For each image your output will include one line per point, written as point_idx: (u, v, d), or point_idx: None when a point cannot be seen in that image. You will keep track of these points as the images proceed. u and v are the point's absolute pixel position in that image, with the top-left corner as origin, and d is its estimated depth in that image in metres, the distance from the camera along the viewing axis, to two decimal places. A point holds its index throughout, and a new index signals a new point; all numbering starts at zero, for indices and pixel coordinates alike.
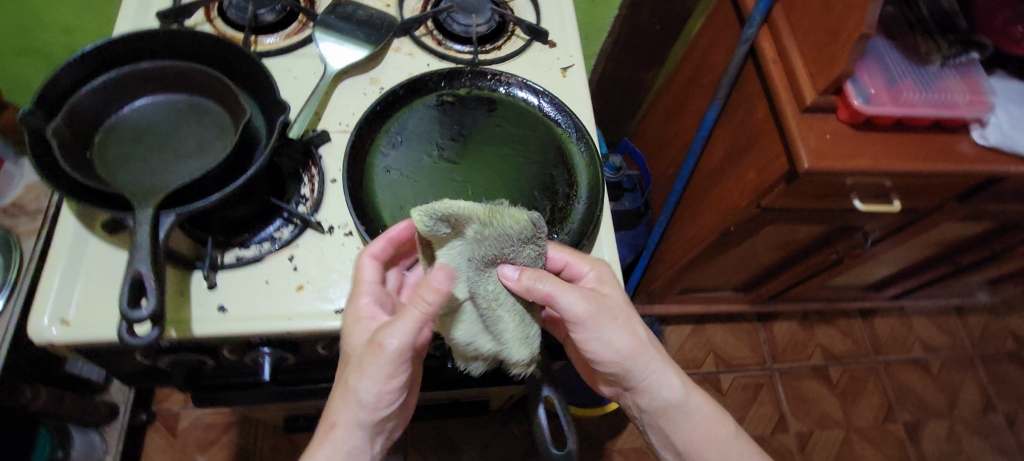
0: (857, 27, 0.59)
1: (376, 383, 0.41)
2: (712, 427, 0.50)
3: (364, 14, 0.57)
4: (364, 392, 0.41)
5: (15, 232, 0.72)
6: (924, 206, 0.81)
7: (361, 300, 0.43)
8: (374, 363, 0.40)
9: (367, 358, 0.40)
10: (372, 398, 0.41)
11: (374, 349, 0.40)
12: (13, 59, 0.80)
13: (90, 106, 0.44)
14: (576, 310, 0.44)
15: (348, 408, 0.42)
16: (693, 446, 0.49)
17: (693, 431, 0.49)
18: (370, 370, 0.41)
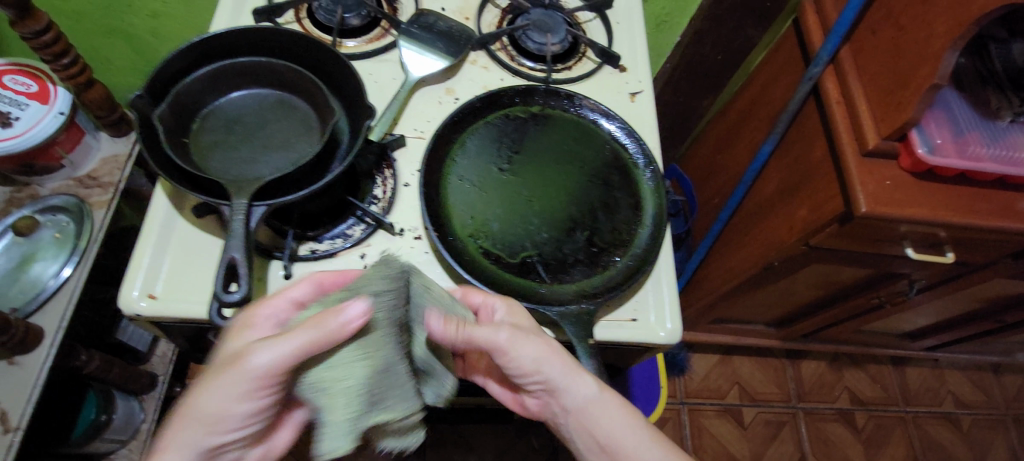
0: (929, 77, 0.59)
1: (232, 397, 0.39)
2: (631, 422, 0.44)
3: (444, 25, 0.58)
4: (218, 397, 0.38)
5: (88, 202, 0.76)
6: (976, 260, 0.80)
7: (269, 308, 0.41)
8: (235, 373, 0.38)
9: (226, 369, 0.38)
10: (217, 416, 0.39)
11: (237, 361, 0.38)
12: (97, 37, 0.83)
13: (191, 95, 0.47)
14: (495, 337, 0.42)
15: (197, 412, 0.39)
16: (612, 441, 0.44)
17: (614, 430, 0.44)
18: (224, 384, 0.38)
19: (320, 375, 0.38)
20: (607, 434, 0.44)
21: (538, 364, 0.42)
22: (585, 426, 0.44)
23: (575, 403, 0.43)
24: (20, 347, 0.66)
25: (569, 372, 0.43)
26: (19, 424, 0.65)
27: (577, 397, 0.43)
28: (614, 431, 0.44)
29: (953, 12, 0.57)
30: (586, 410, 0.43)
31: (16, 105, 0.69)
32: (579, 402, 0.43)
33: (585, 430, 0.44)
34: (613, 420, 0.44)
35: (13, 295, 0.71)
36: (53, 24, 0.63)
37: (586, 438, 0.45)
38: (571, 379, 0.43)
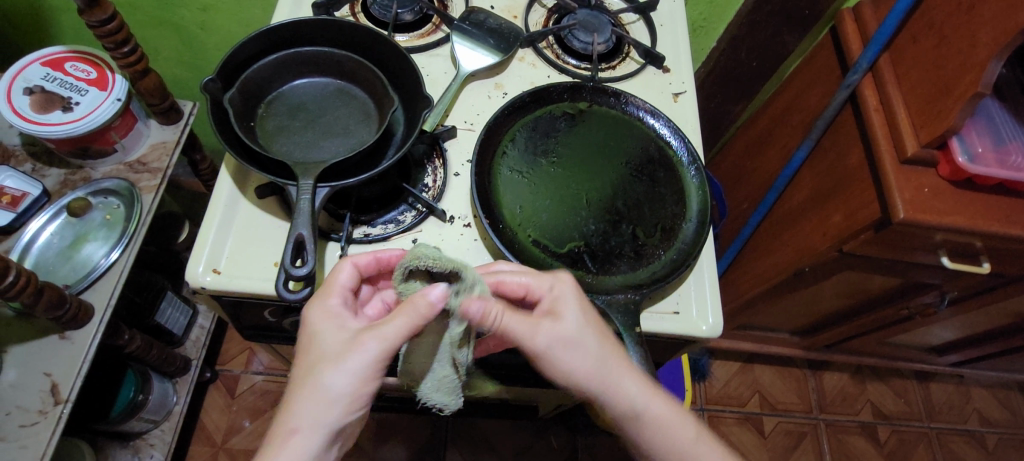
0: (972, 85, 0.60)
1: (347, 385, 0.40)
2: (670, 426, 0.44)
3: (494, 23, 0.60)
4: (327, 390, 0.40)
5: (138, 187, 0.77)
6: (1011, 272, 0.80)
7: (331, 299, 0.42)
8: (348, 353, 0.40)
9: (343, 355, 0.40)
10: (343, 396, 0.40)
11: (353, 346, 0.40)
12: (149, 29, 0.85)
13: (257, 81, 0.49)
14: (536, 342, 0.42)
15: (305, 403, 0.40)
16: (654, 444, 0.44)
17: (654, 437, 0.44)
18: (344, 365, 0.40)
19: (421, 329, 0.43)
20: (653, 442, 0.44)
21: (596, 373, 0.42)
22: (627, 430, 0.45)
23: (624, 414, 0.43)
24: (72, 322, 0.68)
25: (619, 382, 0.43)
26: (69, 397, 0.67)
27: (627, 408, 0.43)
28: (662, 443, 0.44)
29: (1000, 21, 0.57)
30: (634, 420, 0.43)
31: (76, 90, 0.70)
32: (629, 413, 0.43)
33: (631, 433, 0.45)
34: (658, 427, 0.44)
35: (64, 274, 0.74)
36: (117, 15, 0.65)
37: (632, 440, 0.45)
38: (622, 389, 0.43)
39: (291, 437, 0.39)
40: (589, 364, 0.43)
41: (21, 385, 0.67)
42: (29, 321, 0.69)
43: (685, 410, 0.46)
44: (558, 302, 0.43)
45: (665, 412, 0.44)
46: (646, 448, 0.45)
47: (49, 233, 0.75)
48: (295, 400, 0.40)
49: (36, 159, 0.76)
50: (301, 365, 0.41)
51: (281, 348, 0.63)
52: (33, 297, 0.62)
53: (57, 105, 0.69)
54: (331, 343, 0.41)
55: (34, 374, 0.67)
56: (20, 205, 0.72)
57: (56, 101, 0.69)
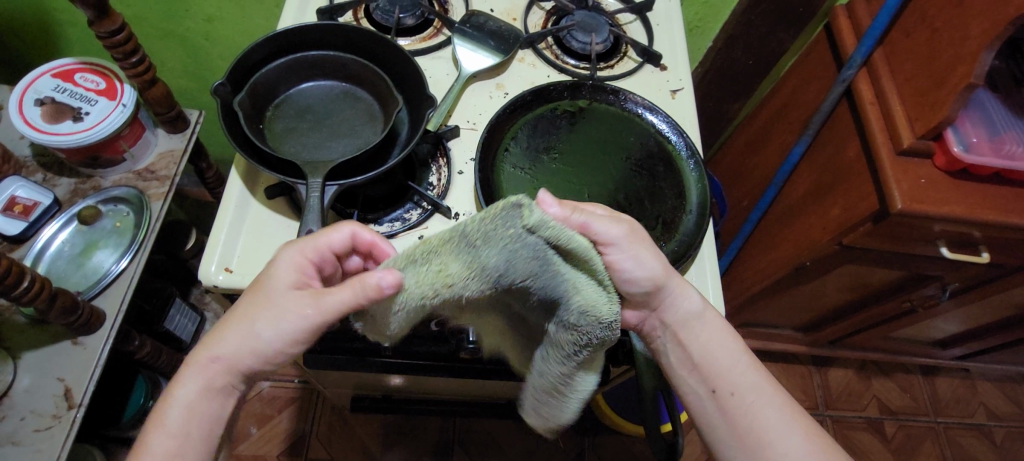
0: (964, 76, 0.61)
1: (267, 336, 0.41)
2: (721, 342, 0.49)
3: (494, 25, 0.61)
4: (255, 335, 0.41)
5: (147, 195, 0.79)
6: (1010, 262, 0.80)
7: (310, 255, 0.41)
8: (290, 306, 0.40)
9: (280, 310, 0.40)
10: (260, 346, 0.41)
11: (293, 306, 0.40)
12: (155, 40, 0.87)
13: (266, 85, 0.50)
14: (610, 234, 0.44)
15: (235, 330, 0.42)
16: (706, 355, 0.49)
17: (709, 342, 0.49)
18: (279, 319, 0.40)
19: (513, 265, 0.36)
20: (706, 349, 0.49)
21: (663, 277, 0.47)
22: (684, 339, 0.49)
23: (685, 314, 0.49)
24: (84, 328, 0.69)
25: (682, 287, 0.48)
26: (82, 401, 0.68)
27: (689, 309, 0.49)
28: (713, 350, 0.49)
29: (991, 13, 0.58)
30: (692, 322, 0.49)
31: (86, 101, 0.71)
32: (691, 312, 0.49)
33: (686, 339, 0.49)
34: (711, 334, 0.49)
35: (75, 281, 0.76)
36: (126, 25, 0.66)
37: (685, 351, 0.50)
38: (686, 294, 0.49)
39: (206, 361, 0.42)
40: (652, 268, 0.46)
41: (35, 390, 0.68)
42: (42, 327, 0.71)
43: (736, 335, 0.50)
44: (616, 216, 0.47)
45: (716, 325, 0.50)
46: (701, 356, 0.49)
47: (60, 240, 0.77)
48: (226, 324, 0.42)
49: (46, 169, 0.78)
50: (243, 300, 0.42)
51: None
52: (46, 302, 0.63)
53: (68, 115, 0.71)
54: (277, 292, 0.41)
55: (47, 379, 0.69)
56: (31, 214, 0.73)
57: (67, 111, 0.71)
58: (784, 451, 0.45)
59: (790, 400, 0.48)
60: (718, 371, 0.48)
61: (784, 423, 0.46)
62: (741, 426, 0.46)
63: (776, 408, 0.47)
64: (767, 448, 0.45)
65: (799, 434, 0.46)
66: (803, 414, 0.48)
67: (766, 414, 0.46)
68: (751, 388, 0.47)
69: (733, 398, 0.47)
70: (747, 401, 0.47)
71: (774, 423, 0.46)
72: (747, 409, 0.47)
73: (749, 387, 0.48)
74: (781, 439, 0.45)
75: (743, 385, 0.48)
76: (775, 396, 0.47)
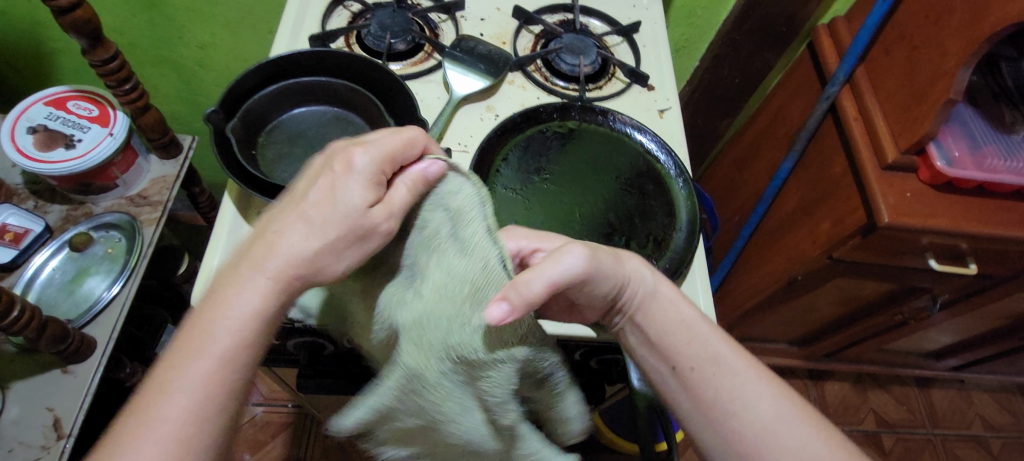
0: (944, 92, 0.62)
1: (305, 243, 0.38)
2: (674, 314, 0.46)
3: (484, 49, 0.62)
4: (295, 247, 0.38)
5: (139, 220, 0.78)
6: (997, 273, 0.81)
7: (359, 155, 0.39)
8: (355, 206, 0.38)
9: (341, 220, 0.38)
10: (299, 257, 0.38)
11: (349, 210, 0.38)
12: (148, 67, 0.87)
13: (258, 112, 0.51)
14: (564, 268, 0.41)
15: (279, 245, 0.37)
16: (660, 331, 0.46)
17: (665, 318, 0.46)
18: (329, 226, 0.38)
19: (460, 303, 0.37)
20: (662, 327, 0.46)
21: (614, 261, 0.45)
22: (637, 322, 0.47)
23: (633, 298, 0.46)
24: (74, 355, 0.69)
25: (636, 265, 0.46)
26: (71, 431, 0.67)
27: (637, 289, 0.46)
28: (669, 325, 0.46)
29: (966, 31, 0.60)
30: (645, 302, 0.46)
31: (79, 128, 0.71)
32: (642, 292, 0.46)
33: (640, 321, 0.47)
34: (663, 308, 0.46)
35: (65, 309, 0.75)
36: (119, 53, 0.67)
37: (642, 333, 0.47)
38: (635, 268, 0.46)
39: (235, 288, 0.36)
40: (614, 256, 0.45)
41: (23, 421, 0.67)
42: (33, 356, 0.70)
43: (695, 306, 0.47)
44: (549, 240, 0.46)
45: (671, 299, 0.47)
46: (657, 336, 0.46)
47: (51, 268, 0.76)
48: (270, 240, 0.38)
49: (37, 196, 0.78)
50: (288, 209, 0.39)
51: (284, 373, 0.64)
52: (36, 331, 0.63)
53: (60, 142, 0.70)
54: (326, 200, 0.39)
55: (36, 409, 0.68)
56: (22, 242, 0.74)
57: (59, 139, 0.71)
58: (750, 422, 0.42)
59: (761, 367, 0.46)
60: (674, 348, 0.45)
61: (752, 393, 0.43)
62: (704, 401, 0.44)
63: (744, 378, 0.44)
64: (734, 421, 0.42)
65: (766, 400, 0.43)
66: (769, 376, 0.45)
67: (731, 385, 0.43)
68: (711, 360, 0.44)
69: (693, 374, 0.44)
70: (707, 376, 0.44)
71: (740, 392, 0.43)
72: (710, 381, 0.44)
73: (710, 359, 0.44)
74: (751, 408, 0.42)
75: (704, 357, 0.44)
76: (742, 365, 0.44)
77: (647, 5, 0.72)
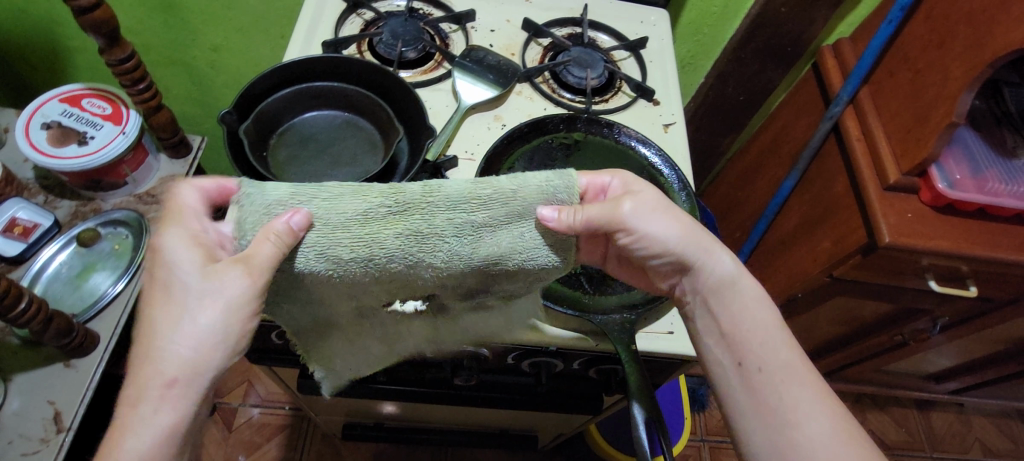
0: (946, 115, 0.63)
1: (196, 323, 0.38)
2: (755, 307, 0.46)
3: (493, 60, 0.63)
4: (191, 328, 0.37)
5: (146, 218, 0.79)
6: (998, 296, 0.82)
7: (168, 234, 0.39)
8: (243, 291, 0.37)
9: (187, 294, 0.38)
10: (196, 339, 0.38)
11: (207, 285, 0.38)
12: (162, 67, 0.89)
13: (271, 115, 0.52)
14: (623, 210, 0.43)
15: (163, 342, 0.37)
16: (737, 323, 0.45)
17: (740, 311, 0.46)
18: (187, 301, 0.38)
19: (452, 207, 0.37)
20: (735, 319, 0.46)
21: (688, 239, 0.45)
22: (711, 307, 0.47)
23: (709, 278, 0.46)
24: (78, 350, 0.70)
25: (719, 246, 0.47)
26: (71, 425, 0.68)
27: (717, 271, 0.46)
28: (743, 320, 0.45)
29: (970, 56, 0.61)
30: (722, 288, 0.46)
31: (92, 125, 0.72)
32: (721, 277, 0.46)
33: (715, 307, 0.46)
34: (743, 302, 0.46)
35: (71, 303, 0.75)
36: (135, 53, 0.67)
37: (711, 319, 0.47)
38: (716, 256, 0.46)
39: (165, 390, 0.37)
40: (679, 226, 0.45)
41: (24, 413, 0.67)
42: (35, 349, 0.70)
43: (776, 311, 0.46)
44: (626, 185, 0.45)
45: (751, 295, 0.46)
46: (730, 327, 0.46)
47: (59, 261, 0.77)
48: (149, 341, 0.37)
49: (48, 191, 0.79)
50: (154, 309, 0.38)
51: (284, 374, 0.65)
52: (42, 324, 0.63)
53: (73, 139, 0.72)
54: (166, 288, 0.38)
55: (37, 402, 0.68)
56: (31, 236, 0.75)
57: (72, 135, 0.72)
58: (810, 435, 0.41)
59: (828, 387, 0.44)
60: (746, 344, 0.45)
61: (815, 408, 0.42)
62: (764, 404, 0.43)
63: (807, 391, 0.43)
64: (793, 430, 0.41)
65: (827, 418, 0.42)
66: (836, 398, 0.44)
67: (796, 396, 0.42)
68: (782, 366, 0.43)
69: (759, 375, 0.44)
70: (774, 381, 0.43)
71: (802, 403, 0.42)
72: (776, 387, 0.43)
73: (779, 366, 0.43)
74: (809, 421, 0.41)
75: (773, 363, 0.44)
76: (809, 379, 0.43)
77: (655, 21, 0.73)
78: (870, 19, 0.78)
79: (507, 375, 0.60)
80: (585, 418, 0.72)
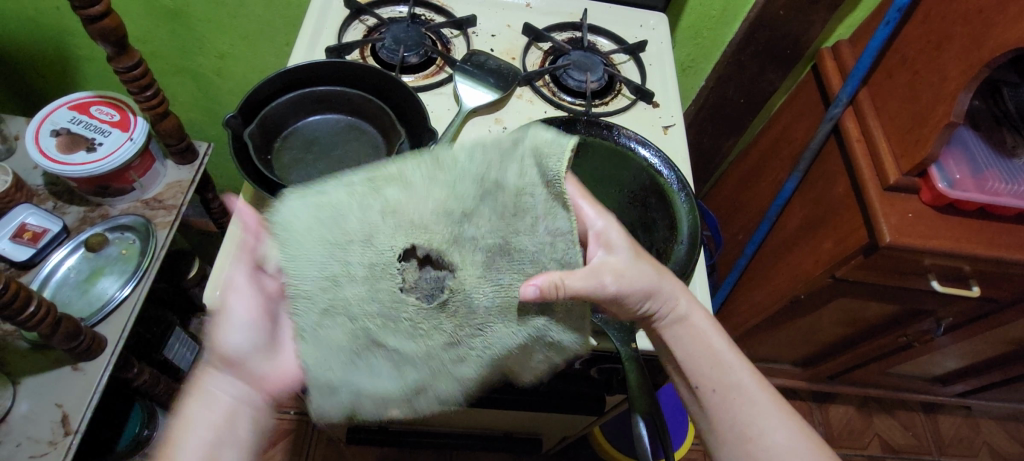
0: (945, 115, 0.63)
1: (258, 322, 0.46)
2: (701, 337, 0.48)
3: (494, 64, 0.64)
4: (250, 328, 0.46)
5: (153, 223, 0.80)
6: (1002, 297, 0.81)
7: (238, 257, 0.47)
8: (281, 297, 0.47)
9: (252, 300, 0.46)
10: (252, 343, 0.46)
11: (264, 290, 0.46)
12: (169, 75, 0.90)
13: (276, 119, 0.54)
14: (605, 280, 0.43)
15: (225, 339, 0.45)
16: (686, 353, 0.47)
17: (688, 343, 0.47)
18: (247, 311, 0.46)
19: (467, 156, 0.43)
20: (686, 349, 0.47)
21: (655, 285, 0.45)
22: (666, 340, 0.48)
23: (664, 316, 0.47)
24: (85, 353, 0.70)
25: (673, 291, 0.46)
26: (78, 428, 0.68)
27: (671, 311, 0.47)
28: (695, 350, 0.47)
29: (967, 55, 0.61)
30: (673, 323, 0.47)
31: (100, 132, 0.73)
32: (674, 313, 0.47)
33: (669, 339, 0.48)
34: (692, 335, 0.48)
35: (79, 308, 0.76)
36: (143, 61, 0.69)
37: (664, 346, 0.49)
38: (671, 295, 0.46)
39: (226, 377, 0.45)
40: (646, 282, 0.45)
41: (32, 416, 0.68)
42: (44, 352, 0.71)
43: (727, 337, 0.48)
44: (605, 233, 0.45)
45: (700, 329, 0.48)
46: (683, 356, 0.47)
47: (67, 266, 0.78)
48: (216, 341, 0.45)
49: (57, 198, 0.80)
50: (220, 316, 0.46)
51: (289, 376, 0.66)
52: (51, 327, 0.64)
53: (81, 145, 0.73)
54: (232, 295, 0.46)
55: (45, 405, 0.69)
56: (40, 241, 0.76)
57: (81, 142, 0.73)
58: (765, 447, 0.44)
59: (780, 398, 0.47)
60: (699, 368, 0.47)
61: (769, 423, 0.45)
62: (720, 422, 0.46)
63: (762, 408, 0.45)
64: (748, 445, 0.44)
65: (783, 432, 0.44)
66: (788, 409, 0.46)
67: (748, 413, 0.45)
68: (734, 386, 0.46)
69: (715, 395, 0.46)
70: (729, 400, 0.45)
71: (756, 419, 0.45)
72: (731, 405, 0.45)
73: (733, 386, 0.46)
74: (765, 435, 0.44)
75: (727, 382, 0.46)
76: (761, 395, 0.46)
77: (654, 25, 0.74)
78: (868, 21, 0.78)
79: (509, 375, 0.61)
80: (590, 419, 0.73)
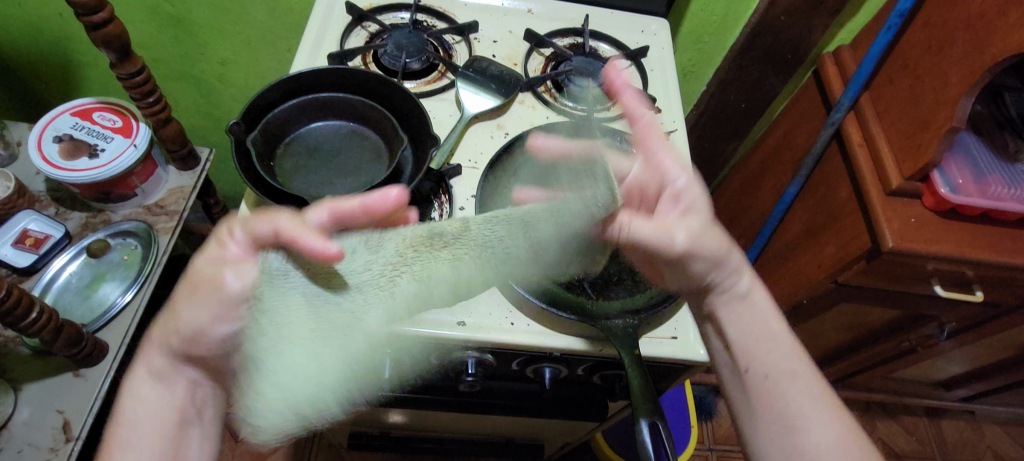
0: (947, 120, 0.63)
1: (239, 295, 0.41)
2: (759, 321, 0.50)
3: (496, 70, 0.64)
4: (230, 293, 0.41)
5: (155, 229, 0.81)
6: (1005, 302, 0.81)
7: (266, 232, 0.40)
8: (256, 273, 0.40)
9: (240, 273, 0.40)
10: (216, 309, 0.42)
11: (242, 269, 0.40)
12: (171, 81, 0.90)
13: (279, 126, 0.54)
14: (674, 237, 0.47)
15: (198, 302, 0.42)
16: (739, 335, 0.50)
17: (747, 330, 0.49)
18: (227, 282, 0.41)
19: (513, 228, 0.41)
20: (741, 333, 0.50)
21: (725, 251, 0.49)
22: (722, 322, 0.50)
23: (723, 292, 0.50)
24: (86, 359, 0.70)
25: (736, 270, 0.50)
26: (79, 434, 0.68)
27: (728, 290, 0.50)
28: (752, 334, 0.49)
29: (969, 61, 0.61)
30: (733, 304, 0.50)
31: (102, 138, 0.73)
32: (730, 292, 0.50)
33: (726, 319, 0.50)
34: (747, 320, 0.50)
35: (80, 313, 0.76)
36: (146, 67, 0.69)
37: (721, 330, 0.51)
38: (730, 279, 0.50)
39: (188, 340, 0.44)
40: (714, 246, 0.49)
41: (33, 422, 0.68)
42: (45, 358, 0.71)
43: (784, 325, 0.50)
44: (681, 192, 0.48)
45: (760, 314, 0.50)
46: (737, 340, 0.49)
47: (69, 272, 0.78)
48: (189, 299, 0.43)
49: (59, 203, 0.80)
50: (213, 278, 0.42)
51: None
52: (52, 334, 0.64)
53: (84, 152, 0.73)
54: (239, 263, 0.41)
55: (46, 411, 0.69)
56: (42, 247, 0.76)
57: (83, 148, 0.73)
58: (811, 438, 0.45)
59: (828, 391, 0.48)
60: (754, 352, 0.49)
61: (816, 413, 0.46)
62: (766, 406, 0.47)
63: (812, 397, 0.47)
64: (794, 434, 0.46)
65: (831, 425, 0.46)
66: (836, 402, 0.47)
67: (796, 402, 0.46)
68: (788, 374, 0.48)
69: (767, 380, 0.48)
70: (781, 386, 0.47)
71: (806, 409, 0.46)
72: (782, 393, 0.47)
73: (785, 373, 0.48)
74: (810, 423, 0.46)
75: (780, 370, 0.48)
76: (812, 385, 0.47)
77: (655, 30, 0.74)
78: (868, 27, 0.79)
79: (511, 381, 0.60)
80: (592, 425, 0.72)
